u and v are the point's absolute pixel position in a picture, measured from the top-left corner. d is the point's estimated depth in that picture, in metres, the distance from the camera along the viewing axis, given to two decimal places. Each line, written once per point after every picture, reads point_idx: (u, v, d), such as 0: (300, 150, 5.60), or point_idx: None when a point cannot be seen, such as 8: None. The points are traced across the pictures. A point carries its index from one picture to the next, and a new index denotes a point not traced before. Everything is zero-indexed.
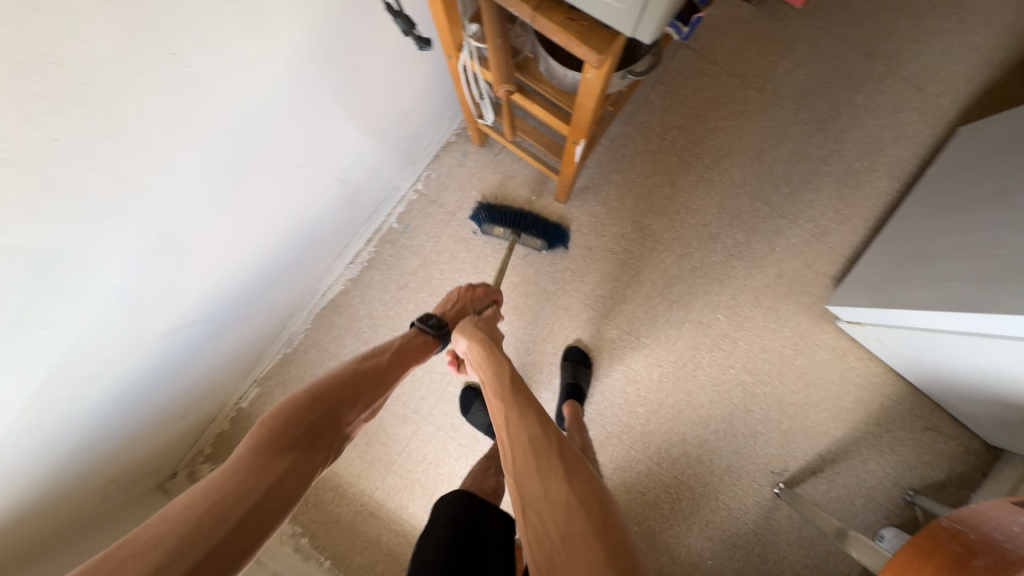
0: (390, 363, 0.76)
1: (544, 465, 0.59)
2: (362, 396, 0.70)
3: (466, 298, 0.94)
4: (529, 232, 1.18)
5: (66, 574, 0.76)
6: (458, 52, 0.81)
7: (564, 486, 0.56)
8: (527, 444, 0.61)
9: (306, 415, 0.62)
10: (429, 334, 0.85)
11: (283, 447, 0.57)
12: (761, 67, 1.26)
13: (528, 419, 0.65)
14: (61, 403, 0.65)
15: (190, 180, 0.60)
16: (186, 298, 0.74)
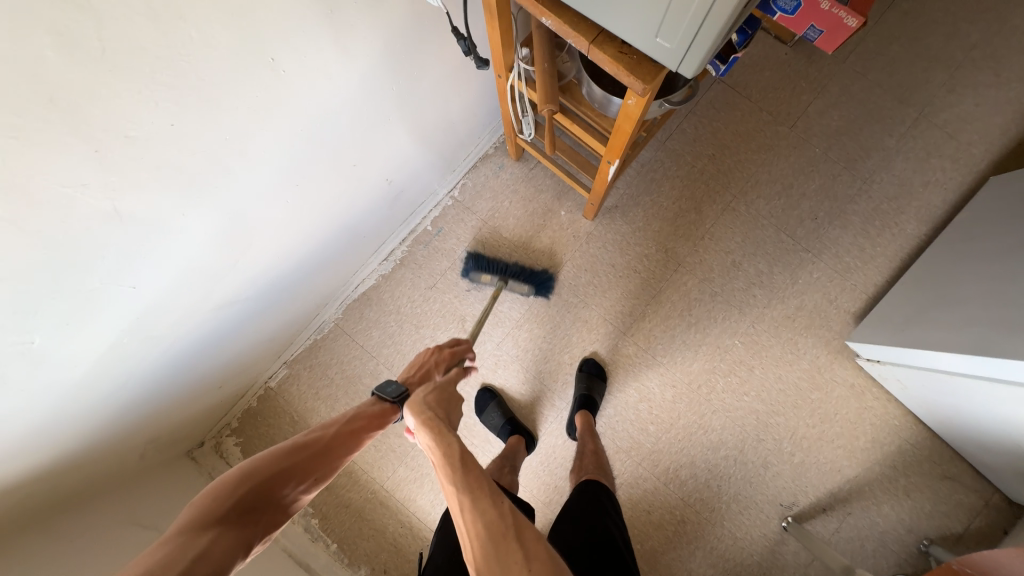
0: (342, 430, 0.66)
1: (503, 552, 0.49)
2: (309, 467, 0.61)
3: (431, 364, 0.83)
4: (517, 280, 1.24)
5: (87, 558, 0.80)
6: (507, 72, 0.86)
7: (525, 574, 0.48)
8: (481, 532, 0.51)
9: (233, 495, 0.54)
10: (384, 404, 0.72)
11: (200, 530, 0.50)
12: (794, 106, 1.30)
13: (479, 495, 0.53)
14: (126, 362, 0.72)
15: (265, 168, 0.67)
16: (241, 275, 0.81)
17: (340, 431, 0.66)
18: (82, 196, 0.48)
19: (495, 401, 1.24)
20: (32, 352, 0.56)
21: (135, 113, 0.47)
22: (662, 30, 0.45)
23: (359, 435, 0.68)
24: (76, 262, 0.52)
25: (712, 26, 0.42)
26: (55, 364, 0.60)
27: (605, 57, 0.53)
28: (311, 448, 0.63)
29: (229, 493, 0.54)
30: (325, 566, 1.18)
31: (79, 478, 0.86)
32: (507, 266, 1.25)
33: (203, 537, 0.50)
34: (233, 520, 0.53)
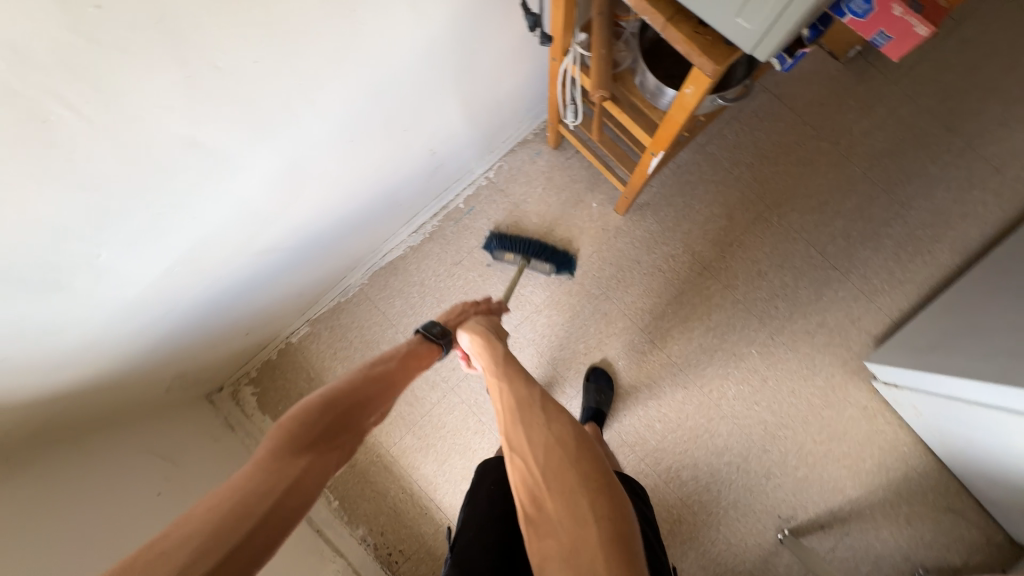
0: (398, 369, 0.75)
1: (528, 417, 0.69)
2: (376, 400, 0.69)
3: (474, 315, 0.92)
4: (540, 258, 1.25)
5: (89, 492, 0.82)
6: (563, 56, 0.87)
7: (544, 430, 0.66)
8: (512, 403, 0.71)
9: (322, 418, 0.61)
10: (432, 342, 0.83)
11: (298, 450, 0.56)
12: (839, 123, 1.30)
13: (515, 383, 0.74)
14: (173, 291, 0.76)
15: (327, 120, 0.70)
16: (287, 224, 0.84)
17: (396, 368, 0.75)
18: (166, 117, 0.51)
19: None
20: (95, 263, 0.59)
21: (224, 45, 0.49)
22: (743, 11, 0.46)
23: (411, 374, 0.77)
24: (152, 182, 0.56)
25: (795, 10, 0.43)
26: (111, 279, 0.64)
27: (678, 35, 0.53)
28: (374, 381, 0.71)
29: (315, 417, 0.60)
30: (326, 521, 1.21)
31: (109, 401, 0.90)
32: (529, 244, 1.25)
33: (299, 458, 0.55)
34: (323, 442, 0.59)
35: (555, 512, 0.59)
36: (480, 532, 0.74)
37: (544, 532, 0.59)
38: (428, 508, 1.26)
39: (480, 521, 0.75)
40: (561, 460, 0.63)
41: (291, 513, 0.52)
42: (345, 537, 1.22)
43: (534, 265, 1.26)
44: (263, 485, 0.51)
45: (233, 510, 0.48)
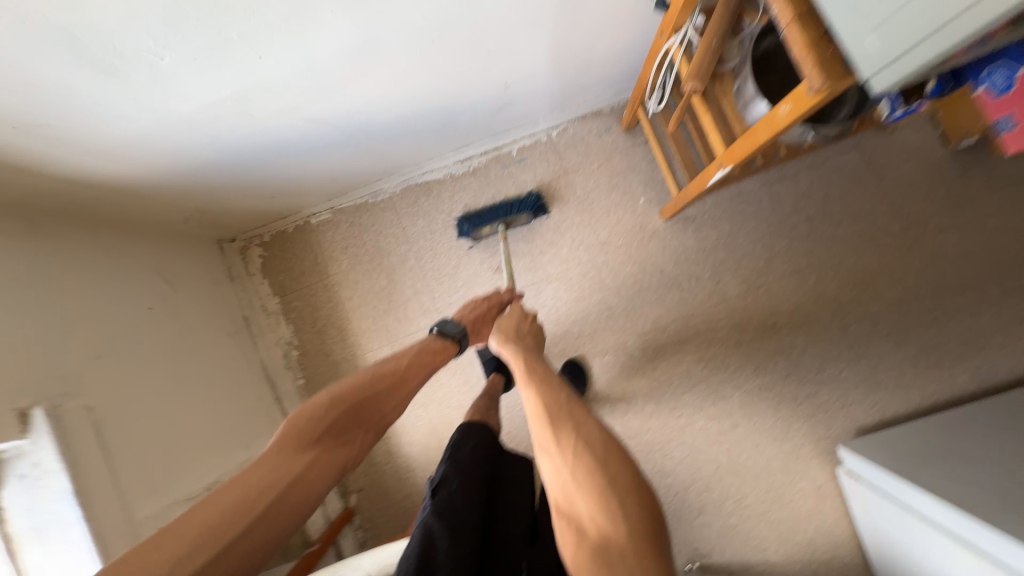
0: (412, 363, 0.78)
1: (556, 421, 0.63)
2: (384, 396, 0.72)
3: (485, 308, 0.96)
4: (514, 215, 1.26)
5: (89, 281, 0.87)
6: (671, 33, 0.83)
7: (571, 436, 0.61)
8: (540, 406, 0.66)
9: (326, 416, 0.65)
10: (447, 339, 0.85)
11: (300, 449, 0.62)
12: (918, 210, 1.22)
13: (541, 385, 0.70)
14: (217, 127, 0.77)
15: (416, 11, 0.68)
16: (343, 102, 0.83)
17: (410, 364, 0.77)
18: None
19: None
20: (158, 66, 0.60)
21: None
22: (880, 28, 0.41)
23: (428, 369, 0.79)
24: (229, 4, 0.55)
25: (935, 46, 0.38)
26: (167, 88, 0.65)
27: (799, 38, 0.47)
28: (387, 378, 0.74)
29: (320, 416, 0.65)
30: (287, 393, 1.31)
31: (127, 208, 0.94)
32: (495, 210, 1.26)
33: (299, 459, 0.61)
34: (324, 443, 0.64)
35: (585, 514, 0.56)
36: (463, 489, 0.78)
37: (575, 539, 0.56)
38: None
39: (467, 478, 0.80)
40: (592, 470, 0.58)
41: (295, 506, 0.59)
42: None
43: (512, 224, 1.28)
44: (264, 481, 0.58)
45: (239, 498, 0.56)
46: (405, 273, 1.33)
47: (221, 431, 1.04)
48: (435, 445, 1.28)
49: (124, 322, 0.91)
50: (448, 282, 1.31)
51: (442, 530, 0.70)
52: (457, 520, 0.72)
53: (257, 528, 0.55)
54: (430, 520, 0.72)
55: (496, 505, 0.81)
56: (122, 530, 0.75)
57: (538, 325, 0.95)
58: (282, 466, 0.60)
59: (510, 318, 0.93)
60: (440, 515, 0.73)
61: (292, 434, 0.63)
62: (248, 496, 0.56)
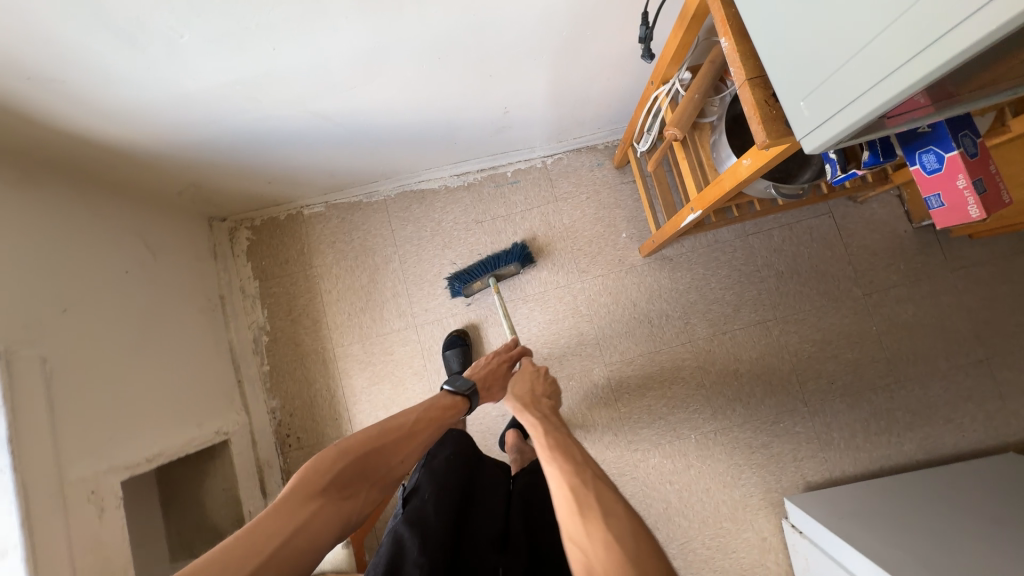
0: (420, 420, 0.83)
1: (585, 509, 0.64)
2: (391, 451, 0.78)
3: (495, 365, 1.01)
4: (501, 265, 1.28)
5: (68, 235, 0.88)
6: (660, 83, 0.90)
7: (601, 526, 0.61)
8: (568, 490, 0.67)
9: (336, 467, 0.71)
10: (460, 395, 0.92)
11: (308, 498, 0.67)
12: (880, 279, 1.29)
13: (567, 465, 0.71)
14: (223, 108, 0.81)
15: (424, 28, 0.74)
16: (348, 103, 0.88)
17: (418, 420, 0.83)
18: None
19: (460, 348, 1.28)
20: (175, 43, 0.65)
21: None
22: (809, 96, 0.45)
23: (435, 426, 0.85)
24: None
25: (847, 116, 0.41)
26: (179, 64, 0.69)
27: (750, 97, 0.52)
28: (394, 433, 0.79)
29: (328, 468, 0.70)
30: (250, 377, 1.30)
31: (121, 172, 0.96)
32: (484, 264, 1.30)
33: (306, 508, 0.66)
34: (332, 493, 0.69)
35: None
36: (434, 497, 0.75)
37: None
38: (340, 415, 1.31)
39: (441, 486, 0.77)
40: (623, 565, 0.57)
41: (298, 553, 0.63)
42: (258, 401, 1.30)
43: (502, 275, 1.29)
44: (273, 526, 0.63)
45: (249, 540, 0.60)
46: (387, 274, 1.35)
47: (174, 410, 1.03)
48: None
49: (96, 280, 0.92)
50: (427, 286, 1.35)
51: (411, 539, 0.69)
52: (427, 529, 0.70)
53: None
54: (400, 528, 0.71)
55: (470, 508, 0.78)
56: (50, 487, 0.73)
57: (552, 387, 0.98)
58: (289, 516, 0.65)
59: (524, 383, 0.95)
60: (410, 523, 0.72)
61: (301, 485, 0.68)
62: (258, 540, 0.61)
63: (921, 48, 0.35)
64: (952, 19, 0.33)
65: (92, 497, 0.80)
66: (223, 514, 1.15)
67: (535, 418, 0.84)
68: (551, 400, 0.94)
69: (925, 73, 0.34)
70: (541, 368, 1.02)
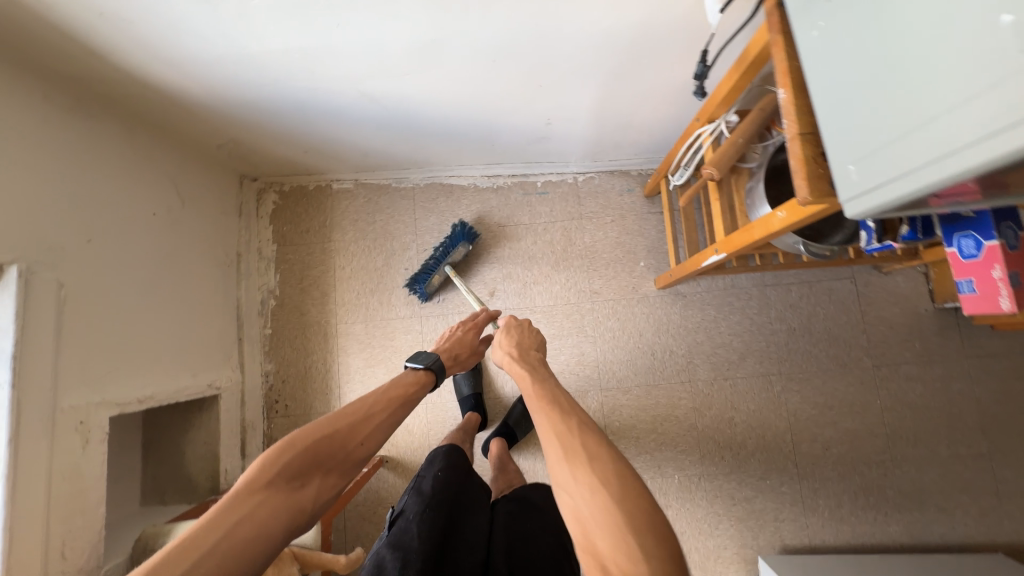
0: (379, 402, 0.78)
1: (571, 455, 0.62)
2: (349, 436, 0.72)
3: (460, 336, 0.99)
4: (449, 251, 1.26)
5: (106, 169, 0.90)
6: (706, 121, 0.90)
7: (587, 469, 0.60)
8: (553, 437, 0.65)
9: (286, 457, 0.65)
10: (421, 371, 0.88)
11: (255, 490, 0.62)
12: (893, 354, 1.27)
13: (552, 412, 0.68)
14: (277, 73, 0.83)
15: (486, 30, 0.74)
16: (398, 89, 0.90)
17: (377, 403, 0.78)
18: None
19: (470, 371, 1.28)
20: (244, 5, 0.66)
21: None
22: (859, 161, 0.45)
23: (395, 407, 0.80)
24: None
25: (894, 189, 0.41)
26: (245, 25, 0.70)
27: (798, 151, 0.52)
28: (351, 417, 0.74)
29: (278, 459, 0.65)
30: (251, 337, 1.31)
31: (168, 118, 0.98)
32: (433, 258, 1.27)
33: (252, 499, 0.61)
34: (283, 483, 0.64)
35: (605, 555, 0.54)
36: (417, 518, 0.77)
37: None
38: (330, 391, 1.32)
39: (425, 506, 0.78)
40: (609, 509, 0.56)
41: (247, 544, 0.58)
42: (254, 362, 1.31)
43: (456, 260, 1.27)
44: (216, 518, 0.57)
45: (190, 534, 0.55)
46: (402, 261, 1.36)
47: (171, 356, 1.04)
48: None
49: (126, 218, 0.94)
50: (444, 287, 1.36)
51: (393, 563, 0.71)
52: (408, 554, 0.72)
53: (205, 566, 0.53)
54: (384, 552, 0.74)
55: (455, 530, 0.78)
56: (42, 409, 0.74)
57: (537, 333, 0.91)
58: (234, 508, 0.59)
59: (512, 337, 0.88)
60: (394, 547, 0.74)
61: (246, 478, 0.63)
62: (199, 533, 0.55)
63: (972, 140, 0.34)
64: (1005, 118, 0.32)
65: (79, 427, 0.81)
66: (199, 467, 1.16)
67: (523, 369, 0.79)
68: (540, 352, 0.87)
69: (970, 167, 0.34)
70: (524, 321, 0.94)
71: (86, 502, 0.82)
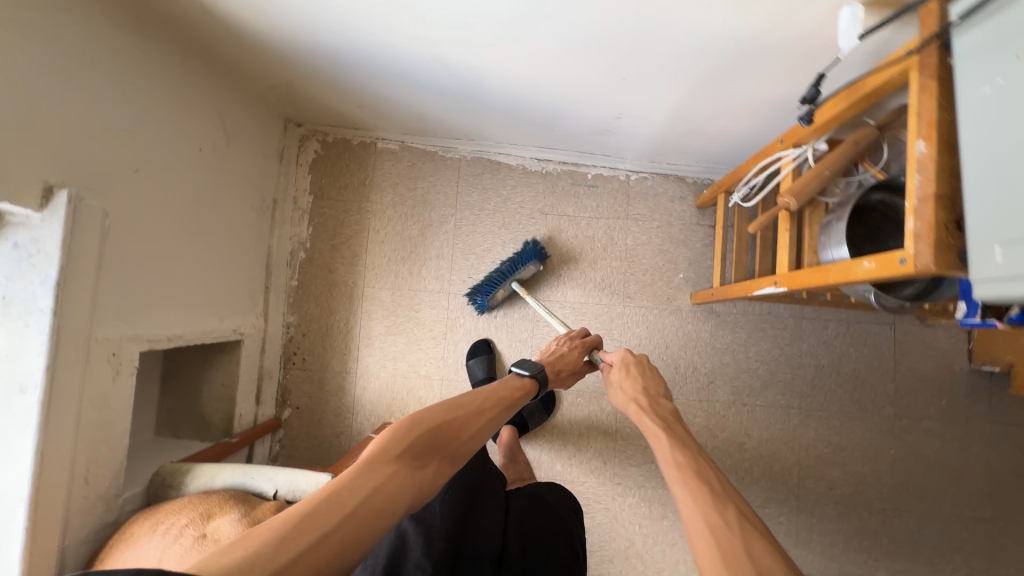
0: (487, 399, 0.83)
1: (726, 550, 0.53)
2: (462, 426, 0.77)
3: (564, 351, 0.99)
4: (519, 269, 1.23)
5: (160, 99, 0.86)
6: (792, 145, 0.85)
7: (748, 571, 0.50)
8: (704, 526, 0.56)
9: (413, 435, 0.71)
10: (527, 379, 0.91)
11: (388, 460, 0.66)
12: (916, 407, 1.26)
13: (702, 495, 0.60)
14: (352, 23, 0.77)
15: (588, 14, 0.68)
16: (475, 59, 0.84)
17: (485, 399, 0.83)
18: None
19: (487, 358, 1.26)
20: None
21: None
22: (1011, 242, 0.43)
23: (502, 405, 0.84)
24: None
25: None
26: None
27: (930, 217, 0.50)
28: (464, 408, 0.79)
29: (405, 436, 0.70)
30: (277, 287, 1.30)
31: (225, 52, 0.93)
32: (501, 273, 1.24)
33: (385, 468, 0.65)
34: (410, 461, 0.68)
35: None
36: (440, 499, 0.78)
37: None
38: (350, 352, 1.32)
39: (450, 488, 0.79)
40: None
41: (380, 511, 0.61)
42: (277, 312, 1.30)
43: (524, 278, 1.25)
44: (357, 480, 0.62)
45: (336, 490, 0.60)
46: (438, 233, 1.33)
47: (202, 298, 1.03)
48: (390, 400, 1.30)
49: (175, 152, 0.91)
50: (517, 295, 1.32)
51: (416, 538, 0.71)
52: (431, 532, 0.73)
53: (348, 526, 0.57)
54: (406, 524, 0.74)
55: (474, 515, 0.79)
56: (79, 339, 0.73)
57: (667, 390, 0.87)
58: (371, 473, 0.64)
59: (637, 381, 0.87)
60: (415, 521, 0.74)
61: (379, 449, 0.67)
62: (343, 492, 0.60)
63: None
64: None
65: (111, 359, 0.81)
66: (215, 407, 1.17)
67: (660, 428, 0.75)
68: (669, 401, 0.84)
69: None
70: (642, 361, 0.93)
71: (111, 434, 0.82)
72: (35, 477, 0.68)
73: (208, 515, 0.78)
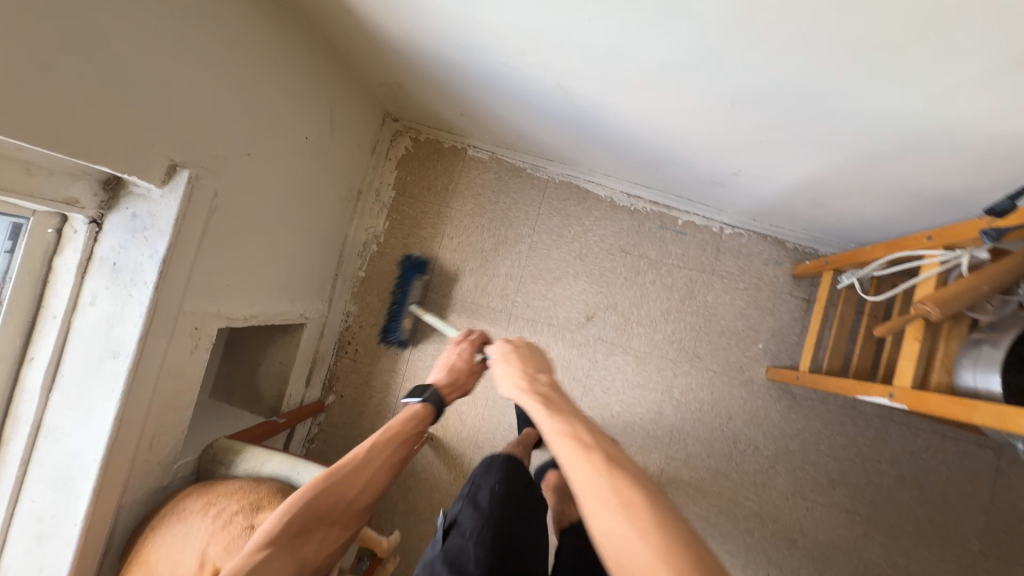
0: (376, 450, 0.79)
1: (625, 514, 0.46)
2: (348, 489, 0.75)
3: (452, 363, 0.90)
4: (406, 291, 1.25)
5: (283, 87, 0.87)
6: (943, 247, 0.75)
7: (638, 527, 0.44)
8: (589, 484, 0.49)
9: (290, 516, 0.69)
10: (416, 409, 0.85)
11: (265, 549, 0.65)
12: (1008, 547, 1.10)
13: (584, 456, 0.52)
14: (486, 42, 0.74)
15: (750, 75, 0.62)
16: (603, 94, 0.79)
17: (375, 452, 0.79)
18: None
19: None
20: None
21: None
22: None
23: (394, 455, 0.81)
24: None
25: None
26: None
27: None
28: (349, 469, 0.76)
29: (281, 518, 0.68)
30: (345, 276, 1.31)
31: (349, 46, 0.93)
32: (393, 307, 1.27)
33: (261, 558, 0.64)
34: (289, 543, 0.68)
35: None
36: (473, 537, 0.72)
37: None
38: (402, 352, 1.31)
39: (482, 525, 0.73)
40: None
41: None
42: (341, 299, 1.32)
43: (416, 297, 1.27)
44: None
45: None
46: (511, 251, 1.29)
47: (279, 280, 1.04)
48: None
49: (285, 138, 0.92)
50: (571, 329, 1.26)
51: None
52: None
53: None
54: (438, 567, 0.69)
55: (513, 555, 0.72)
56: (169, 313, 0.75)
57: (544, 358, 0.74)
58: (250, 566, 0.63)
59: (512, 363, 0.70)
60: (448, 564, 0.69)
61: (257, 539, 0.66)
62: None
63: None
64: None
65: (193, 333, 0.82)
66: (268, 383, 1.19)
67: (535, 402, 0.61)
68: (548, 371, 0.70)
69: None
70: (516, 339, 0.77)
71: (181, 404, 0.85)
72: (110, 440, 0.71)
73: (257, 506, 0.79)
